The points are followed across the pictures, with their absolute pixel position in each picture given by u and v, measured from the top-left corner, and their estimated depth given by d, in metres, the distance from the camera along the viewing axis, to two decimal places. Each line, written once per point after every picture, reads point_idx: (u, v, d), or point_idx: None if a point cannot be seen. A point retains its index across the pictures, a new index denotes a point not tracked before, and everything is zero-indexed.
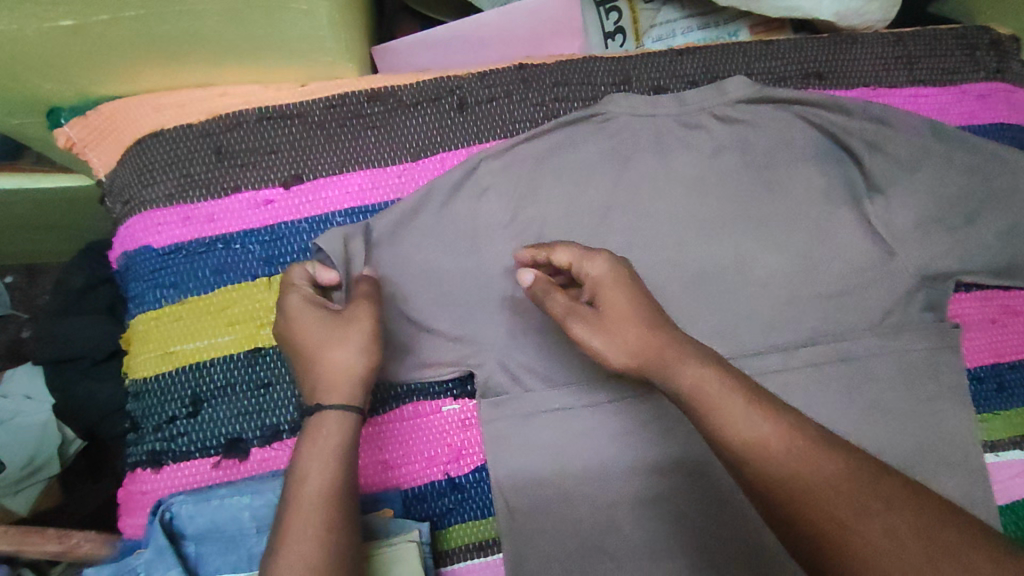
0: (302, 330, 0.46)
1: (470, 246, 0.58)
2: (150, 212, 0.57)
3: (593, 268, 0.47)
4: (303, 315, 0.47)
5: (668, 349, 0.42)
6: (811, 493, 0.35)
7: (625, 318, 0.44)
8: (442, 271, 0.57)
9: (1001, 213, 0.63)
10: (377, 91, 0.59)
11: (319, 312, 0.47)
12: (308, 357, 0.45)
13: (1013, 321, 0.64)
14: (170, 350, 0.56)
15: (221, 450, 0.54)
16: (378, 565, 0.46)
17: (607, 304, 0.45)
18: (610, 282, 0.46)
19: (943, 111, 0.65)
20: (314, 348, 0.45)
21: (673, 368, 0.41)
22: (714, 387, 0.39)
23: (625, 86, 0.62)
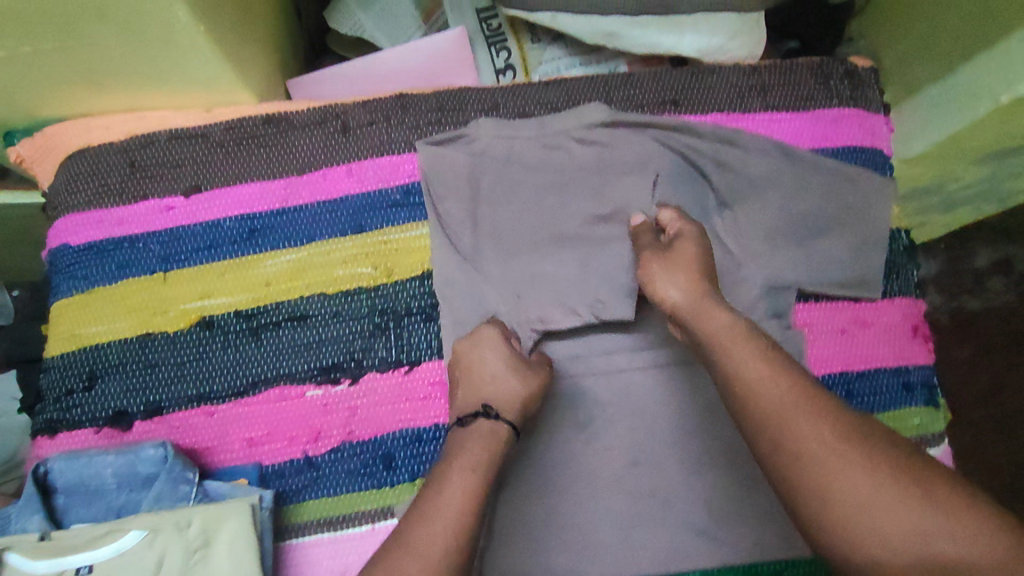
0: (489, 364, 0.60)
1: (536, 210, 0.67)
2: (70, 215, 0.66)
3: (682, 228, 0.62)
4: (493, 356, 0.61)
5: (703, 298, 0.56)
6: (789, 435, 0.45)
7: (684, 260, 0.59)
8: (518, 225, 0.67)
9: (847, 230, 0.68)
10: (270, 116, 0.68)
11: (508, 357, 0.61)
12: (490, 375, 0.60)
13: (862, 331, 0.67)
14: (74, 334, 0.64)
15: (106, 422, 0.62)
16: (211, 525, 0.52)
17: (680, 248, 0.60)
18: (686, 241, 0.61)
19: (796, 135, 0.71)
20: (502, 381, 0.59)
21: (702, 318, 0.55)
22: (733, 342, 0.52)
23: (492, 112, 0.70)
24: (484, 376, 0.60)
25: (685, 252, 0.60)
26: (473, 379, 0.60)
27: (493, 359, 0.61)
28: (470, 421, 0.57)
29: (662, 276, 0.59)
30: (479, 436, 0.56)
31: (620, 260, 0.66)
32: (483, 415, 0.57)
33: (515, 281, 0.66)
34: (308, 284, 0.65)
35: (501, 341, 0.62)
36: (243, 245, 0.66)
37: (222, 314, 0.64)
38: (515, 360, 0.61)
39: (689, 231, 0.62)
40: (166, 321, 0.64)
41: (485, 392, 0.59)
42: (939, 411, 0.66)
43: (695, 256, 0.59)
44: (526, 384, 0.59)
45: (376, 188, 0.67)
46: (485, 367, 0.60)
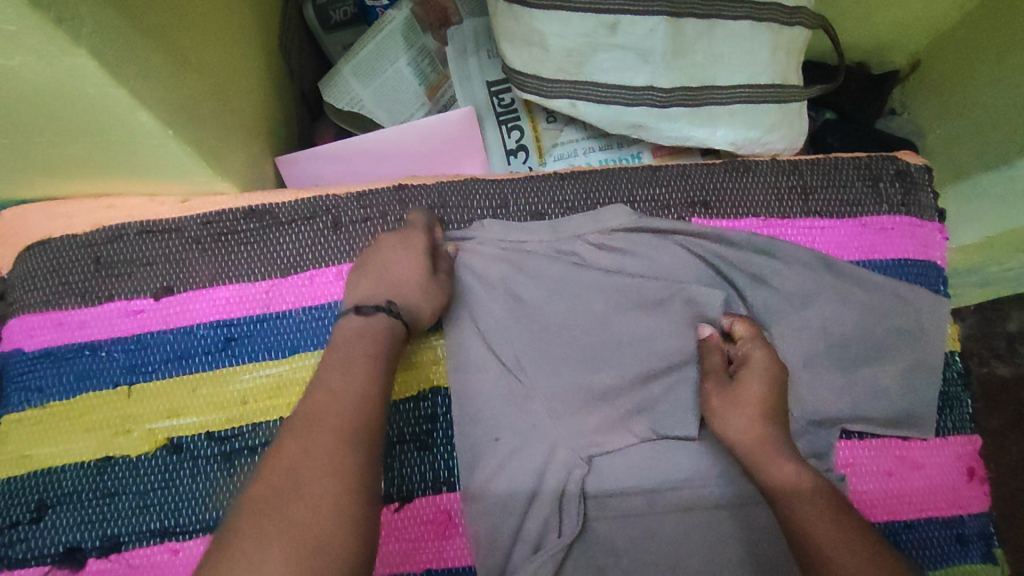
0: (396, 255, 0.56)
1: (576, 320, 0.61)
2: (27, 315, 0.60)
3: (752, 351, 0.57)
4: (401, 254, 0.56)
5: (769, 442, 0.53)
6: None
7: (749, 399, 0.55)
8: (552, 336, 0.60)
9: (897, 357, 0.61)
10: (253, 209, 0.61)
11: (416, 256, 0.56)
12: (400, 281, 0.55)
13: (911, 474, 0.59)
14: (26, 455, 0.57)
15: (56, 559, 0.55)
16: None
17: (748, 380, 0.56)
18: (754, 368, 0.56)
19: (841, 245, 0.63)
20: (408, 283, 0.55)
21: (766, 472, 0.52)
22: (819, 515, 0.48)
23: (501, 211, 0.63)
24: (388, 270, 0.55)
25: (751, 385, 0.55)
26: (377, 268, 0.55)
27: (404, 259, 0.56)
28: (371, 313, 0.52)
29: (724, 418, 0.55)
30: (377, 329, 0.52)
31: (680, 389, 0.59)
32: (387, 311, 0.52)
33: (560, 397, 0.59)
34: (288, 404, 0.58)
35: (412, 239, 0.57)
36: (218, 356, 0.59)
37: (192, 436, 0.57)
38: (427, 267, 0.56)
39: (756, 356, 0.57)
40: (130, 443, 0.57)
41: (386, 289, 0.54)
42: (998, 566, 0.58)
43: (767, 389, 0.55)
44: (428, 300, 0.55)
45: None
46: (397, 264, 0.55)
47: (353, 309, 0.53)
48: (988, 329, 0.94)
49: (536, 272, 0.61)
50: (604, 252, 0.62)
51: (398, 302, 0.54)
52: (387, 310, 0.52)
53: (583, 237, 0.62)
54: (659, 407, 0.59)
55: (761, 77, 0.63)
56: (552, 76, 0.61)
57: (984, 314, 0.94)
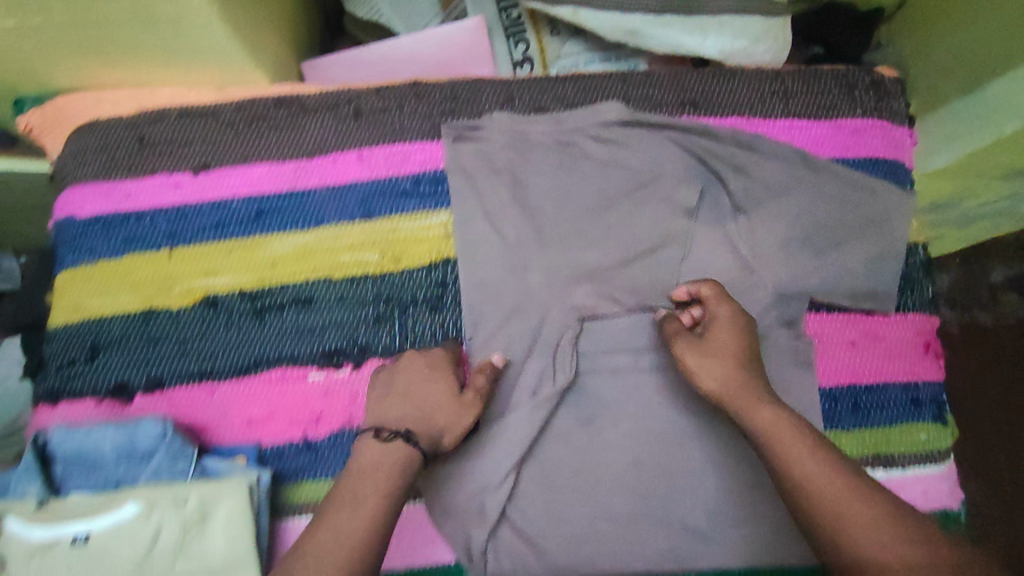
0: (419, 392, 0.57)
1: (573, 205, 0.66)
2: (77, 186, 0.66)
3: (717, 308, 0.59)
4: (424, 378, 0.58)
5: (750, 392, 0.54)
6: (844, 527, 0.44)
7: (722, 347, 0.56)
8: (549, 217, 0.66)
9: (864, 243, 0.67)
10: (283, 98, 0.68)
11: (439, 382, 0.58)
12: (417, 411, 0.56)
13: (871, 344, 0.66)
14: (79, 306, 0.64)
15: (107, 393, 0.62)
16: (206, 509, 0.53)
17: (711, 334, 0.57)
18: (721, 327, 0.58)
19: (817, 143, 0.70)
20: (427, 421, 0.55)
21: (748, 415, 0.52)
22: (782, 430, 0.50)
23: (508, 105, 0.69)
24: (416, 404, 0.56)
25: (720, 339, 0.57)
26: (402, 390, 0.57)
27: (426, 389, 0.57)
28: (388, 439, 0.53)
29: (700, 366, 0.56)
30: (393, 456, 0.52)
31: (665, 263, 0.66)
32: (405, 437, 0.53)
33: (559, 267, 0.65)
34: (313, 268, 0.65)
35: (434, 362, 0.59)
36: (250, 225, 0.65)
37: (226, 294, 0.64)
38: (453, 393, 0.57)
39: (720, 314, 0.58)
40: (171, 298, 0.64)
41: (404, 417, 0.55)
42: (947, 428, 0.67)
43: (738, 348, 0.56)
44: (453, 417, 0.56)
45: (385, 176, 0.67)
46: (425, 397, 0.57)
47: (372, 434, 0.54)
48: None
49: (538, 159, 0.67)
50: (600, 144, 0.67)
51: (420, 432, 0.54)
52: (405, 435, 0.53)
53: (582, 130, 0.68)
54: (649, 281, 0.66)
55: None
56: None
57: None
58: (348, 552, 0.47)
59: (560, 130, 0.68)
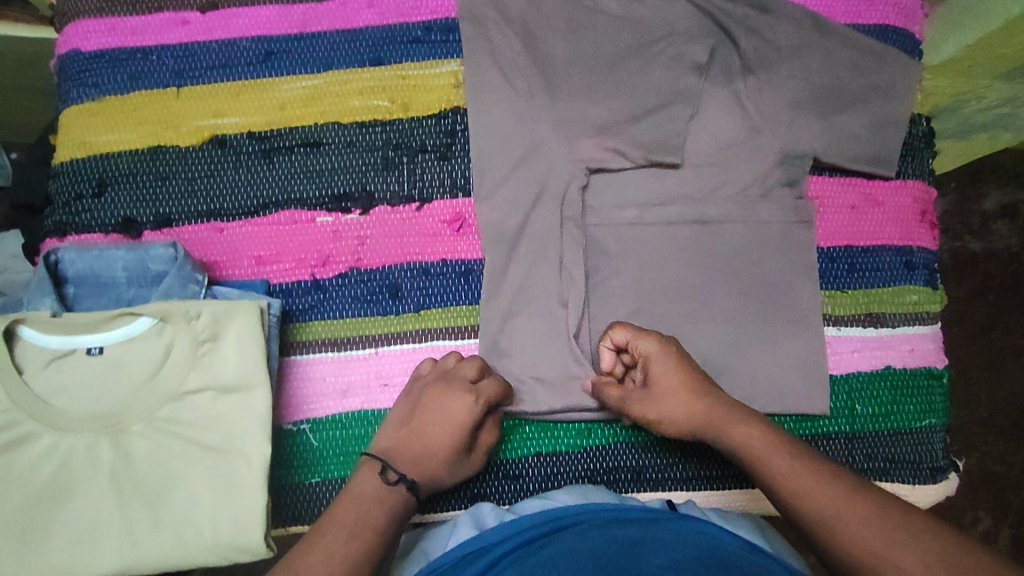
0: (435, 434, 0.55)
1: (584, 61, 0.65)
2: (81, 20, 0.64)
3: (643, 347, 0.56)
4: (449, 431, 0.55)
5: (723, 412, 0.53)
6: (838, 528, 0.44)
7: (667, 390, 0.54)
8: (555, 73, 0.65)
9: (869, 108, 0.67)
10: None
11: (455, 438, 0.55)
12: (429, 453, 0.54)
13: (871, 209, 0.67)
14: (86, 142, 0.63)
15: (116, 228, 0.62)
16: (211, 332, 0.52)
17: (652, 381, 0.55)
18: (657, 364, 0.55)
19: (829, 9, 0.70)
20: (433, 463, 0.54)
21: (725, 432, 0.52)
22: (765, 450, 0.50)
23: None
24: (429, 434, 0.55)
25: (662, 379, 0.55)
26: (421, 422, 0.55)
27: (439, 440, 0.54)
28: (394, 482, 0.52)
29: (664, 416, 0.54)
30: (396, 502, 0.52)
31: (677, 122, 0.65)
32: (408, 486, 0.52)
33: (567, 123, 0.64)
34: (322, 112, 0.65)
35: (464, 409, 0.55)
36: (259, 67, 0.65)
37: (235, 135, 0.64)
38: (459, 450, 0.55)
39: (649, 351, 0.56)
40: (178, 136, 0.63)
41: (409, 458, 0.54)
42: (938, 292, 0.67)
43: (683, 379, 0.54)
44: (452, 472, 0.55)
45: (396, 22, 0.66)
46: (433, 444, 0.54)
47: (380, 468, 0.53)
48: (963, 206, 0.93)
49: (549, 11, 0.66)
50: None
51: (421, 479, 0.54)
52: (410, 484, 0.52)
53: None
54: (660, 142, 0.65)
55: None
56: None
57: (963, 192, 0.94)
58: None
59: None
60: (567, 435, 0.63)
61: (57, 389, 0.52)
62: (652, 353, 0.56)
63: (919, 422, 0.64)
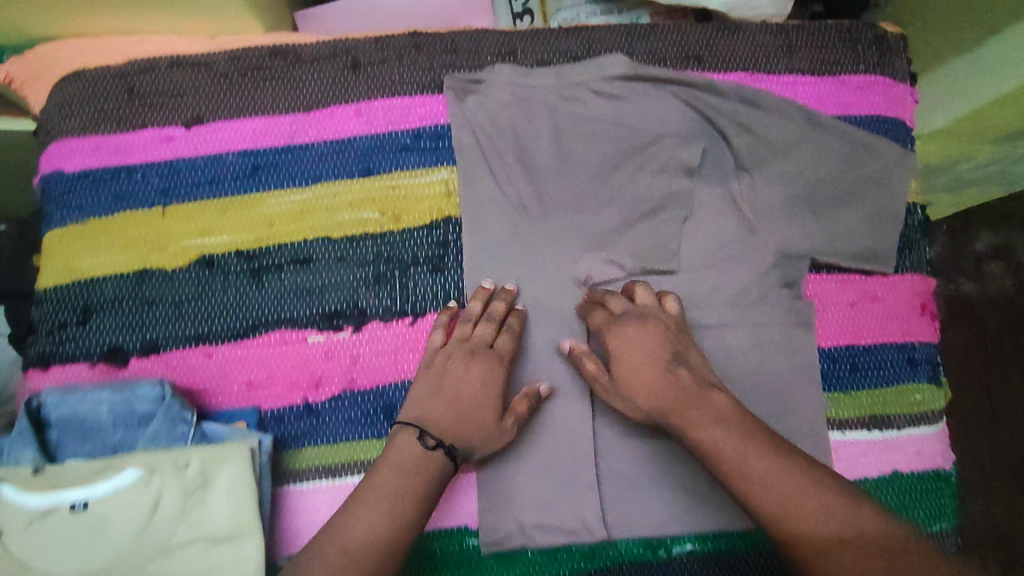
0: (467, 400, 0.57)
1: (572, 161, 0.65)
2: (64, 140, 0.63)
3: (616, 336, 0.57)
4: (479, 392, 0.57)
5: (681, 405, 0.53)
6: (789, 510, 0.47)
7: (634, 386, 0.55)
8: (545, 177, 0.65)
9: (863, 202, 0.67)
10: (277, 47, 0.65)
11: (489, 403, 0.57)
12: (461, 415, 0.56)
13: (871, 306, 0.66)
14: (69, 266, 0.61)
15: (101, 358, 0.60)
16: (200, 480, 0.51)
17: (620, 376, 0.56)
18: (629, 355, 0.56)
19: (819, 100, 0.68)
20: (469, 425, 0.56)
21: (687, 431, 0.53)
22: (705, 429, 0.52)
23: (510, 57, 0.67)
24: (456, 395, 0.57)
25: (632, 372, 0.56)
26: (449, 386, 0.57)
27: (474, 399, 0.57)
28: (433, 447, 0.54)
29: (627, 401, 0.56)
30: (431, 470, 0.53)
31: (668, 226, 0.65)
32: (446, 451, 0.54)
33: (560, 233, 0.64)
34: (311, 227, 0.63)
35: (492, 372, 0.58)
36: (246, 182, 0.63)
37: (223, 253, 0.62)
38: (496, 409, 0.57)
39: (626, 336, 0.57)
40: (165, 258, 0.62)
41: (442, 424, 0.55)
42: (942, 388, 0.66)
43: (649, 374, 0.55)
44: (491, 433, 0.57)
45: (385, 130, 0.65)
46: (468, 403, 0.57)
47: (419, 434, 0.54)
48: None
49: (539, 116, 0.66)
50: (602, 99, 0.66)
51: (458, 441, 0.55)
52: (448, 448, 0.54)
53: (584, 83, 0.66)
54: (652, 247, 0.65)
55: None
56: None
57: None
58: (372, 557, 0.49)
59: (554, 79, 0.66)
60: (570, 556, 0.61)
61: (39, 551, 0.50)
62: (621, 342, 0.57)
63: (929, 527, 0.63)
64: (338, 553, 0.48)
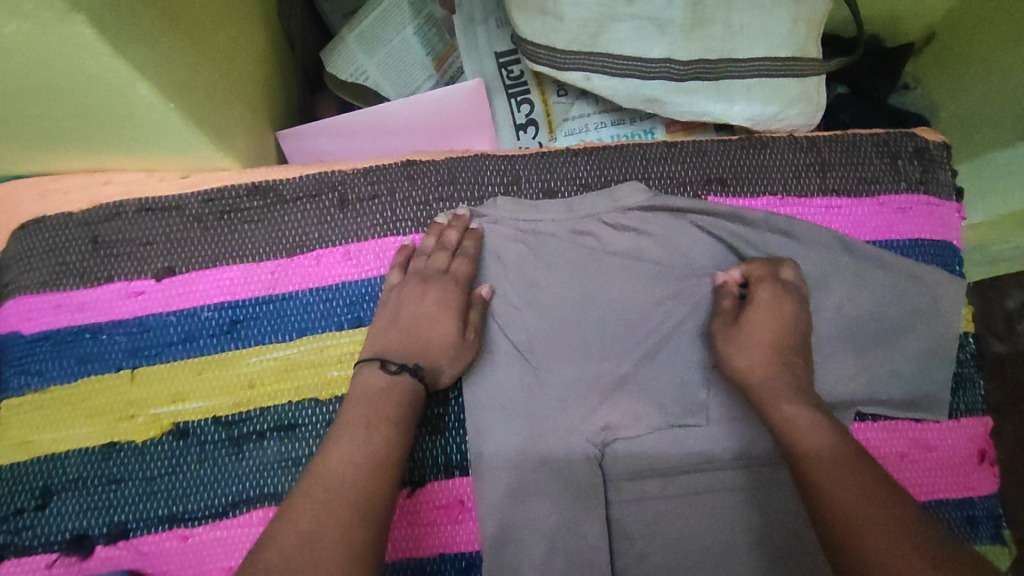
0: (432, 328, 0.55)
1: (584, 300, 0.59)
2: (22, 297, 0.57)
3: (760, 291, 0.57)
4: (444, 324, 0.56)
5: (781, 383, 0.54)
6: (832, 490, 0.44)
7: (756, 342, 0.56)
8: (556, 316, 0.59)
9: (910, 339, 0.60)
10: (256, 185, 0.59)
11: (451, 325, 0.56)
12: (419, 329, 0.55)
13: (924, 456, 0.59)
14: (27, 441, 0.55)
15: (63, 547, 0.54)
16: None
17: (751, 326, 0.57)
18: (762, 312, 0.57)
19: (857, 224, 0.62)
20: (432, 349, 0.55)
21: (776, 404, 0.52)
22: (787, 410, 0.52)
23: (512, 188, 0.61)
24: (421, 337, 0.55)
25: (760, 334, 0.56)
26: (408, 326, 0.56)
27: (435, 324, 0.56)
28: (396, 371, 0.52)
29: (734, 352, 0.56)
30: (397, 389, 0.52)
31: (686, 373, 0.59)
32: (411, 372, 0.53)
33: (578, 385, 0.58)
34: (297, 388, 0.57)
35: (447, 296, 0.57)
36: (224, 340, 0.57)
37: (198, 422, 0.56)
38: (457, 330, 0.56)
39: (763, 297, 0.57)
40: (134, 429, 0.56)
41: (408, 354, 0.54)
42: (1007, 547, 0.59)
43: (767, 333, 0.56)
44: (454, 365, 0.55)
45: (377, 274, 0.59)
46: (429, 333, 0.55)
47: (382, 363, 0.53)
48: None
49: (550, 251, 0.60)
50: (617, 231, 0.60)
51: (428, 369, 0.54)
52: (412, 369, 0.53)
53: (596, 216, 0.60)
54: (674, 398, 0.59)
55: (781, 50, 0.61)
56: (564, 47, 0.60)
57: None
58: (343, 483, 0.44)
59: (562, 211, 0.60)
60: None
61: None
62: (767, 294, 0.57)
63: None
64: (319, 475, 0.45)
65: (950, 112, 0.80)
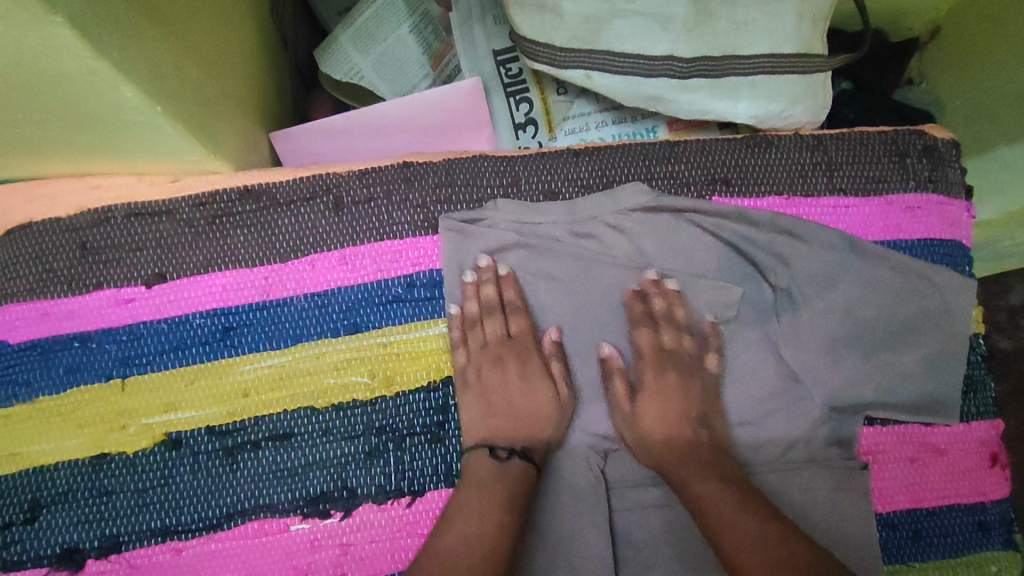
0: (518, 401, 0.57)
1: (586, 304, 0.59)
2: (8, 305, 0.56)
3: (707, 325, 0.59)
4: (530, 392, 0.57)
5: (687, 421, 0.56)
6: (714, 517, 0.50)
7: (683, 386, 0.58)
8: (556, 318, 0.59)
9: (921, 341, 0.58)
10: (248, 189, 0.57)
11: (546, 395, 0.57)
12: (504, 406, 0.57)
13: (934, 461, 0.58)
14: (15, 452, 0.54)
15: (53, 561, 0.52)
16: None
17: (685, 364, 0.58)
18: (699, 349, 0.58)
19: (865, 224, 0.60)
20: (529, 428, 0.56)
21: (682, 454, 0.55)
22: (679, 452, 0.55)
23: (512, 189, 0.59)
24: (504, 412, 0.57)
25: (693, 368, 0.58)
26: (488, 400, 0.57)
27: (529, 402, 0.57)
28: (506, 458, 0.54)
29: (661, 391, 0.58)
30: (513, 471, 0.53)
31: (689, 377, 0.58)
32: (521, 455, 0.54)
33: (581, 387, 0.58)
34: (292, 396, 0.55)
35: (527, 365, 0.58)
36: (216, 347, 0.56)
37: (191, 431, 0.55)
38: (557, 399, 0.57)
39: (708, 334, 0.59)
40: (125, 439, 0.54)
41: (510, 434, 0.55)
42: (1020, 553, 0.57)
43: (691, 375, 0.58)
44: (556, 433, 0.56)
45: (374, 280, 0.57)
46: (514, 406, 0.57)
47: (489, 450, 0.54)
48: None
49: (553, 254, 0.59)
50: (620, 232, 0.59)
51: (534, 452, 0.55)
52: (521, 453, 0.54)
53: (599, 216, 0.59)
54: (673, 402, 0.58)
55: (786, 46, 0.59)
56: (564, 45, 0.59)
57: None
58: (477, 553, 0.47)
59: (564, 212, 0.59)
60: None
61: None
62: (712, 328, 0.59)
63: None
64: (447, 550, 0.47)
65: (958, 106, 0.78)
